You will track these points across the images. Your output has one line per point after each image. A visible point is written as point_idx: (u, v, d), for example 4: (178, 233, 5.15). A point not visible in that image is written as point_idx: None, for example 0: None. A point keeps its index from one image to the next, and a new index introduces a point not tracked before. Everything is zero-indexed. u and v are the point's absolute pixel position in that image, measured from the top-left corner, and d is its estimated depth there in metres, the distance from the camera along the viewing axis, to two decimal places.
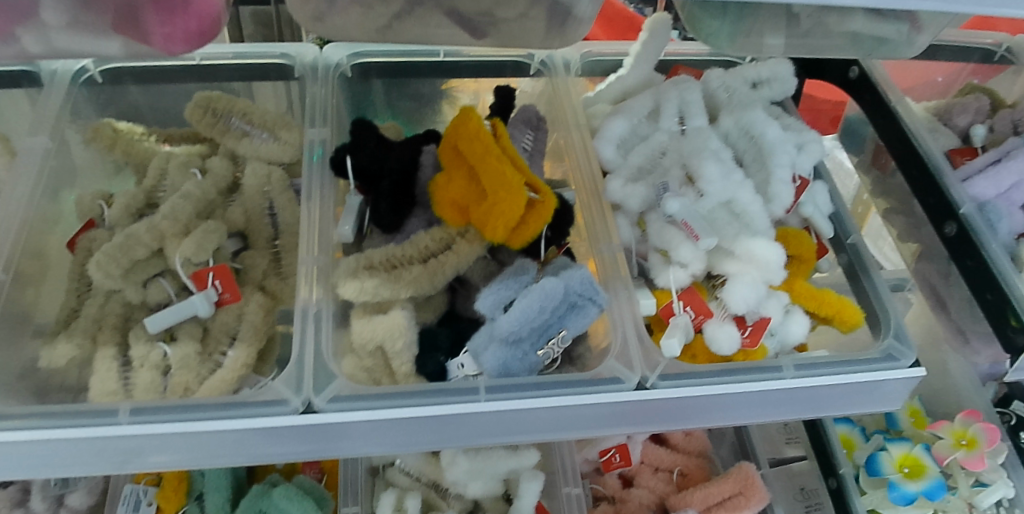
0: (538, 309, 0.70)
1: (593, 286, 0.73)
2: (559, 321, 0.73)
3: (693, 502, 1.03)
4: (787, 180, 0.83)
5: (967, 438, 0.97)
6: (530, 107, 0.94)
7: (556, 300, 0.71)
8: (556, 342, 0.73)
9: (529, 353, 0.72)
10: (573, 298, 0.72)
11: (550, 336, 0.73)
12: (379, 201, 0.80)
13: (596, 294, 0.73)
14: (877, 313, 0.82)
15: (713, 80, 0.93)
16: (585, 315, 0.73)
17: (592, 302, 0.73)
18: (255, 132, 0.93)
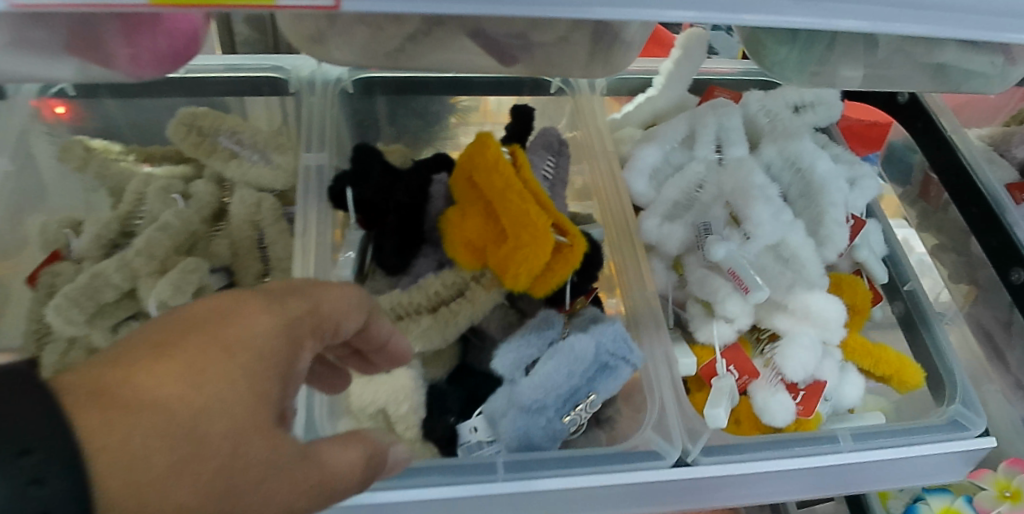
0: (564, 370, 0.62)
1: (628, 343, 0.64)
2: (589, 384, 0.63)
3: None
4: (842, 220, 0.74)
5: (1012, 489, 0.76)
6: (551, 129, 0.84)
7: (585, 361, 0.63)
8: (585, 408, 0.64)
9: (553, 421, 0.63)
10: (605, 358, 0.63)
11: (577, 401, 0.63)
12: (384, 241, 0.71)
13: (631, 352, 0.63)
14: (939, 373, 0.73)
15: (753, 103, 0.84)
16: (618, 377, 0.63)
17: (628, 361, 0.64)
18: (246, 153, 0.83)
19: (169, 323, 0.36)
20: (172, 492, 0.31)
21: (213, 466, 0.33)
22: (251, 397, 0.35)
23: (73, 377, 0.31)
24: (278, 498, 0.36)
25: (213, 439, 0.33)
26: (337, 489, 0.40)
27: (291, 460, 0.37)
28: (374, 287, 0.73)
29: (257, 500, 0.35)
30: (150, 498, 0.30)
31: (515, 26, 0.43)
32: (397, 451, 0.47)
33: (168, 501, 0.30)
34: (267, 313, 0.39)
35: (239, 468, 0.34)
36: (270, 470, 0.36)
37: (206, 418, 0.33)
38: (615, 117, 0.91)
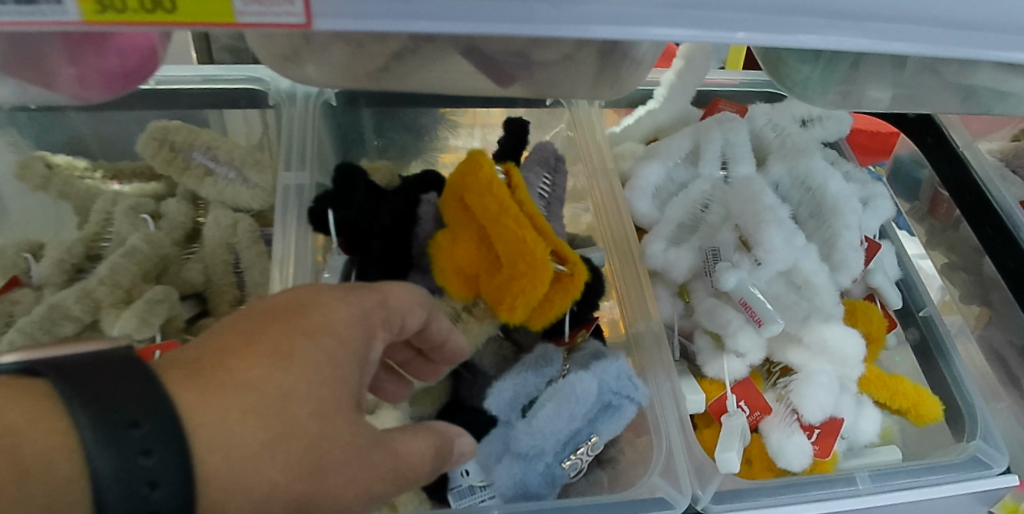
0: (564, 413, 0.57)
1: (633, 381, 0.59)
2: (591, 426, 0.59)
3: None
4: (856, 243, 0.69)
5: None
6: (547, 144, 0.77)
7: (587, 402, 0.58)
8: (586, 453, 0.59)
9: (552, 466, 0.58)
10: (608, 398, 0.59)
11: (578, 444, 0.59)
12: (368, 267, 0.66)
13: (636, 390, 0.59)
14: (957, 406, 0.68)
15: (759, 117, 0.80)
16: (622, 418, 0.59)
17: (632, 400, 0.59)
18: (221, 171, 0.78)
19: (257, 316, 0.41)
20: (259, 462, 0.35)
21: (293, 443, 0.37)
22: (325, 383, 0.39)
23: (178, 364, 0.37)
24: (351, 475, 0.40)
25: (294, 418, 0.37)
26: (405, 470, 0.43)
27: (362, 441, 0.41)
28: None
29: (335, 475, 0.39)
30: (243, 467, 0.35)
31: (515, 44, 0.39)
32: (462, 439, 0.49)
33: (256, 470, 0.35)
34: (341, 305, 0.43)
35: (316, 446, 0.38)
36: (345, 448, 0.40)
37: (288, 400, 0.37)
38: (615, 131, 0.87)
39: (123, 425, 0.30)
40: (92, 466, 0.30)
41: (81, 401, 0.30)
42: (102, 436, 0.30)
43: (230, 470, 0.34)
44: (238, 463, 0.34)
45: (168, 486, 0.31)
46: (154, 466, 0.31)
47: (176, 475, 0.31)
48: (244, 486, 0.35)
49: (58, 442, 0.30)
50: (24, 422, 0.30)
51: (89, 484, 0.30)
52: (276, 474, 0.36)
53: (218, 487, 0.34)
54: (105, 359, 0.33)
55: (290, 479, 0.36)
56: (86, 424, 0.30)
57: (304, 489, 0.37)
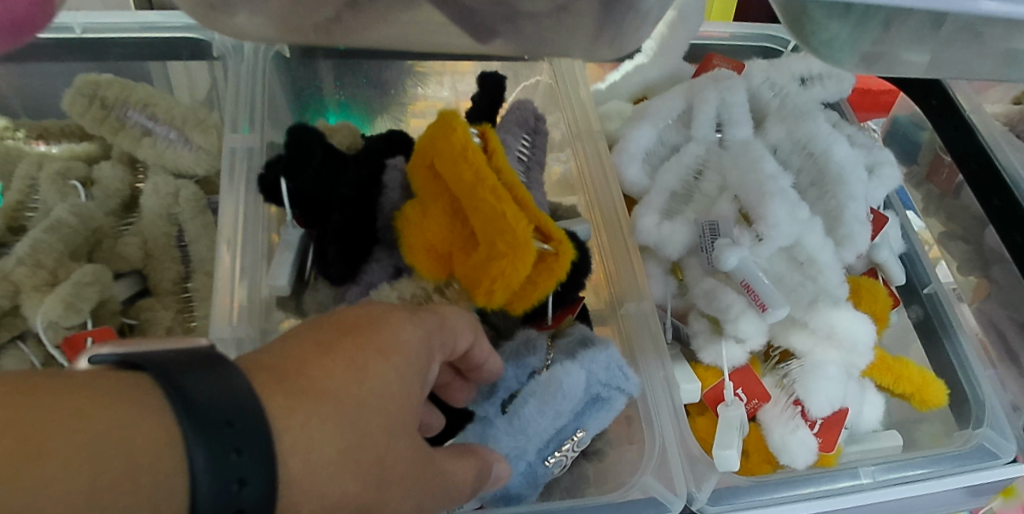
0: (551, 411, 0.52)
1: (624, 373, 0.54)
2: (577, 421, 0.54)
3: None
4: (863, 216, 0.64)
5: None
6: (528, 102, 0.69)
7: (575, 397, 0.53)
8: (571, 449, 0.55)
9: (535, 465, 0.54)
10: (597, 392, 0.54)
11: (563, 440, 0.54)
12: (327, 245, 0.58)
13: (627, 382, 0.54)
14: (964, 392, 0.65)
15: (756, 74, 0.72)
16: (612, 413, 0.54)
17: (622, 393, 0.54)
18: (160, 131, 0.68)
19: (326, 326, 0.37)
20: (337, 476, 0.32)
21: (366, 462, 0.33)
22: (398, 400, 0.37)
23: (256, 364, 0.33)
24: (410, 501, 0.36)
25: (370, 432, 0.34)
26: (451, 499, 0.40)
27: (424, 464, 0.38)
28: (313, 300, 0.61)
29: (397, 500, 0.35)
30: (322, 481, 0.31)
31: None
32: (496, 464, 0.47)
33: (331, 483, 0.31)
34: (409, 323, 0.40)
35: (384, 468, 0.35)
36: (409, 474, 0.36)
37: (365, 412, 0.34)
38: (600, 88, 0.80)
39: (217, 424, 0.27)
40: (186, 462, 0.26)
41: (171, 393, 0.27)
42: (195, 432, 0.26)
43: (309, 482, 0.30)
44: (318, 476, 0.31)
45: (255, 488, 0.27)
46: (250, 467, 0.27)
47: (262, 486, 0.27)
48: (319, 501, 0.31)
49: (151, 430, 0.26)
50: (104, 408, 0.25)
51: (180, 485, 0.25)
52: (351, 491, 0.32)
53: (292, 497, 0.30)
54: (192, 355, 0.29)
55: (359, 502, 0.33)
56: (182, 416, 0.26)
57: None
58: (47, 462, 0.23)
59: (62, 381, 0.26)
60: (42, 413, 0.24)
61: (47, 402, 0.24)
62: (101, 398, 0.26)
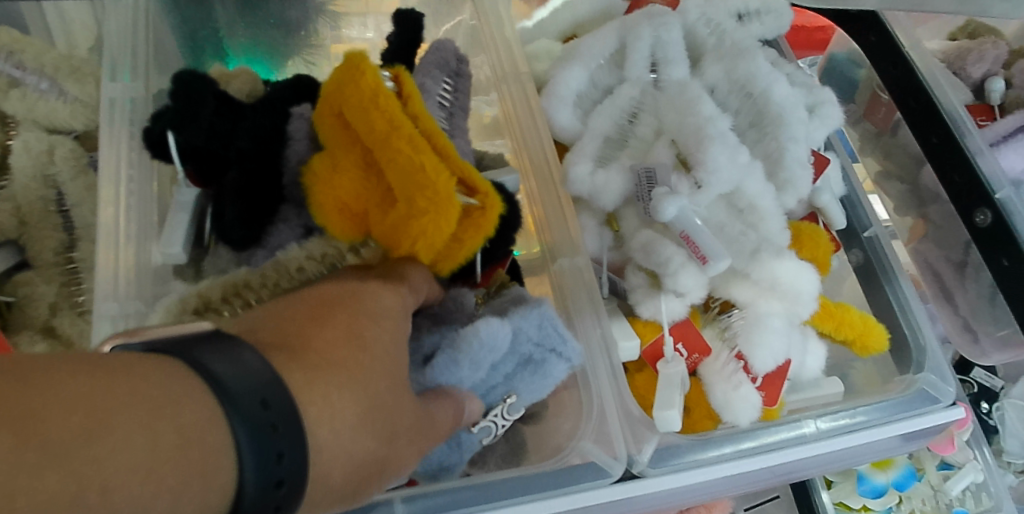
0: (477, 375, 0.48)
1: (575, 351, 0.51)
2: (506, 384, 0.51)
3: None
4: (804, 158, 0.61)
5: None
6: (446, 40, 0.62)
7: (505, 357, 0.50)
8: (501, 413, 0.51)
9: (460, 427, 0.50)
10: (528, 353, 0.51)
11: (490, 405, 0.51)
12: (225, 205, 0.53)
13: (570, 351, 0.50)
14: (903, 334, 0.64)
15: (691, 10, 0.67)
16: (550, 382, 0.51)
17: (566, 365, 0.51)
18: (30, 81, 0.59)
19: (303, 304, 0.35)
20: (360, 438, 0.31)
21: (381, 421, 0.33)
22: (397, 359, 0.36)
23: (259, 340, 0.31)
24: (416, 451, 0.36)
25: (381, 393, 0.33)
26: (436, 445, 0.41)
27: (422, 418, 0.37)
28: (214, 266, 0.54)
29: (405, 454, 0.35)
30: (346, 443, 0.31)
31: None
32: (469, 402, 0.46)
33: (352, 442, 0.31)
34: (390, 292, 0.39)
35: (394, 422, 0.34)
36: (413, 426, 0.36)
37: (373, 376, 0.33)
38: (527, 26, 0.74)
39: (250, 402, 0.26)
40: (232, 442, 0.25)
41: (207, 374, 0.26)
42: (232, 413, 0.25)
43: (335, 447, 0.30)
44: (343, 442, 0.30)
45: (293, 456, 0.27)
46: (291, 445, 0.27)
47: (301, 464, 0.27)
48: (344, 462, 0.31)
49: (197, 409, 0.25)
50: (148, 384, 0.24)
51: (226, 463, 0.25)
52: (370, 451, 0.32)
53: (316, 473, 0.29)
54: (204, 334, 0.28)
55: (376, 459, 0.33)
56: (222, 398, 0.25)
57: (380, 469, 0.33)
58: (106, 441, 0.22)
59: (97, 360, 0.25)
60: (91, 392, 0.23)
61: (92, 384, 0.23)
62: (142, 375, 0.25)
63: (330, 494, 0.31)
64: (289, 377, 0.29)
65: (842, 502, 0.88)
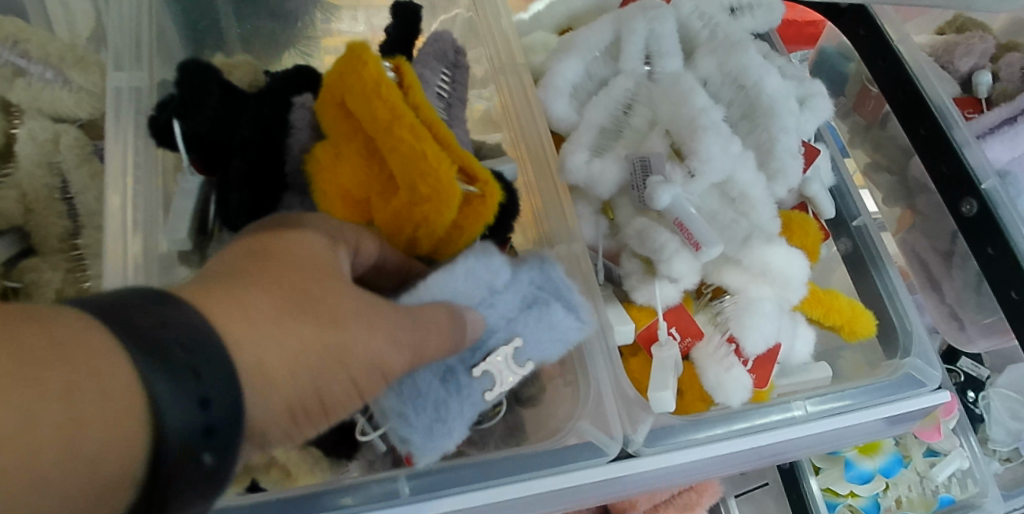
0: (474, 296, 0.46)
1: (579, 299, 0.50)
2: (509, 328, 0.48)
3: (640, 503, 0.82)
4: (794, 149, 0.63)
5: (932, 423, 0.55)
6: (445, 32, 0.64)
7: (507, 293, 0.48)
8: (506, 361, 0.48)
9: (460, 373, 0.47)
10: (531, 293, 0.49)
11: (492, 350, 0.48)
12: (229, 191, 0.54)
13: (572, 295, 0.50)
14: (891, 321, 0.66)
15: (685, 3, 0.68)
16: (557, 330, 0.49)
17: (575, 312, 0.50)
18: (35, 71, 0.60)
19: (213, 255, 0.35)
20: (293, 326, 0.31)
21: (318, 310, 0.32)
22: (319, 259, 0.35)
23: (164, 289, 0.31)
24: (385, 341, 0.35)
25: (299, 286, 0.32)
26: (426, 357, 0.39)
27: (382, 314, 0.36)
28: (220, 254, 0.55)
29: (365, 343, 0.34)
30: (270, 330, 0.30)
31: None
32: (471, 321, 0.44)
33: (278, 330, 0.30)
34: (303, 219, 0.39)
35: (328, 309, 0.33)
36: (360, 311, 0.34)
37: (282, 272, 0.32)
38: (523, 19, 0.75)
39: (169, 351, 0.26)
40: (150, 392, 0.25)
41: (122, 327, 0.25)
42: (161, 368, 0.25)
43: (263, 338, 0.29)
44: (272, 335, 0.30)
45: (218, 397, 0.27)
46: (221, 399, 0.27)
47: (227, 399, 0.27)
48: (280, 352, 0.30)
49: (108, 360, 0.24)
50: (54, 337, 0.24)
51: (144, 412, 0.25)
52: (314, 340, 0.31)
53: (259, 384, 0.29)
54: (145, 292, 0.27)
55: (324, 343, 0.32)
56: (136, 349, 0.25)
57: (335, 356, 0.32)
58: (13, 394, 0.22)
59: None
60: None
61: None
62: (43, 331, 0.24)
63: (284, 402, 0.30)
64: (194, 296, 0.29)
65: (829, 488, 0.90)
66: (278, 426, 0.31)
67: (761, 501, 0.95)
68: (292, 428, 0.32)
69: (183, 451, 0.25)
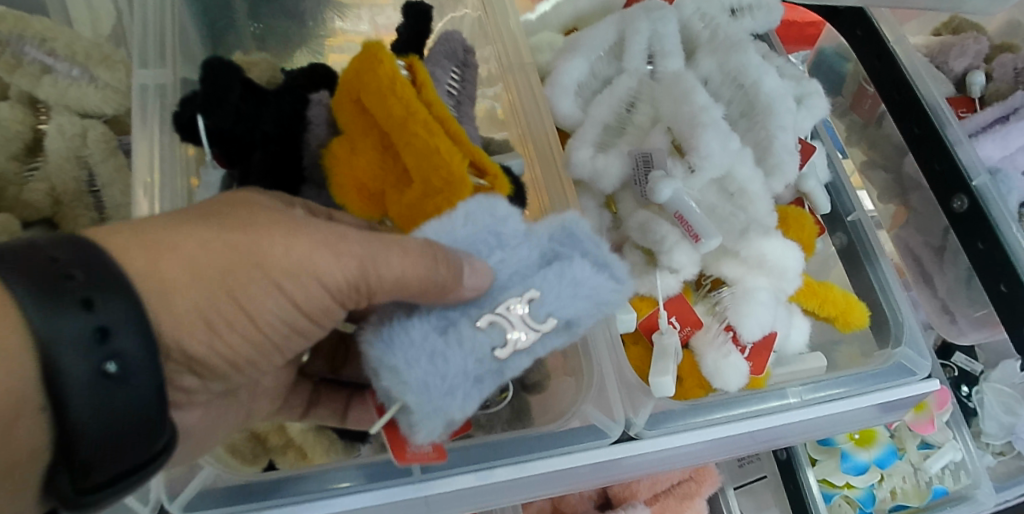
0: (478, 245, 0.42)
1: (612, 258, 0.43)
2: (521, 280, 0.41)
3: (641, 492, 0.84)
4: (790, 146, 0.65)
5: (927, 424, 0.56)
6: (456, 32, 0.66)
7: (520, 244, 0.42)
8: (518, 314, 0.40)
9: (462, 325, 0.40)
10: (550, 247, 0.42)
11: (502, 301, 0.41)
12: (251, 183, 0.56)
13: (600, 250, 0.43)
14: (884, 312, 0.68)
15: (687, 5, 0.71)
16: (584, 287, 0.41)
17: (608, 272, 0.42)
18: (62, 68, 0.62)
19: None
20: (192, 232, 0.34)
21: (224, 221, 0.35)
22: (254, 198, 0.39)
23: None
24: (310, 247, 0.37)
25: (214, 210, 0.36)
26: (408, 289, 0.38)
27: (315, 228, 0.38)
28: None
29: (283, 249, 0.36)
30: (169, 237, 0.33)
31: None
32: (470, 267, 0.39)
33: (178, 237, 0.33)
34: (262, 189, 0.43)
35: (242, 224, 0.36)
36: (282, 224, 0.37)
37: (200, 208, 0.36)
38: (530, 19, 0.77)
39: (57, 278, 0.29)
40: (31, 320, 0.28)
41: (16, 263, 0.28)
42: (56, 313, 0.28)
43: (155, 242, 0.33)
44: (168, 242, 0.33)
45: (110, 317, 0.29)
46: (125, 337, 0.30)
47: (121, 317, 0.30)
48: (177, 256, 0.33)
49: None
50: None
51: (27, 336, 0.28)
52: (217, 246, 0.34)
53: (160, 289, 0.32)
54: (59, 236, 0.31)
55: (230, 247, 0.35)
56: (20, 279, 0.28)
57: (244, 258, 0.35)
58: None
59: None
60: None
61: None
62: None
63: (191, 305, 0.34)
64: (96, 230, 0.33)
65: (826, 479, 0.92)
66: (192, 329, 0.34)
67: (760, 494, 0.97)
68: (213, 332, 0.35)
69: (86, 385, 0.28)
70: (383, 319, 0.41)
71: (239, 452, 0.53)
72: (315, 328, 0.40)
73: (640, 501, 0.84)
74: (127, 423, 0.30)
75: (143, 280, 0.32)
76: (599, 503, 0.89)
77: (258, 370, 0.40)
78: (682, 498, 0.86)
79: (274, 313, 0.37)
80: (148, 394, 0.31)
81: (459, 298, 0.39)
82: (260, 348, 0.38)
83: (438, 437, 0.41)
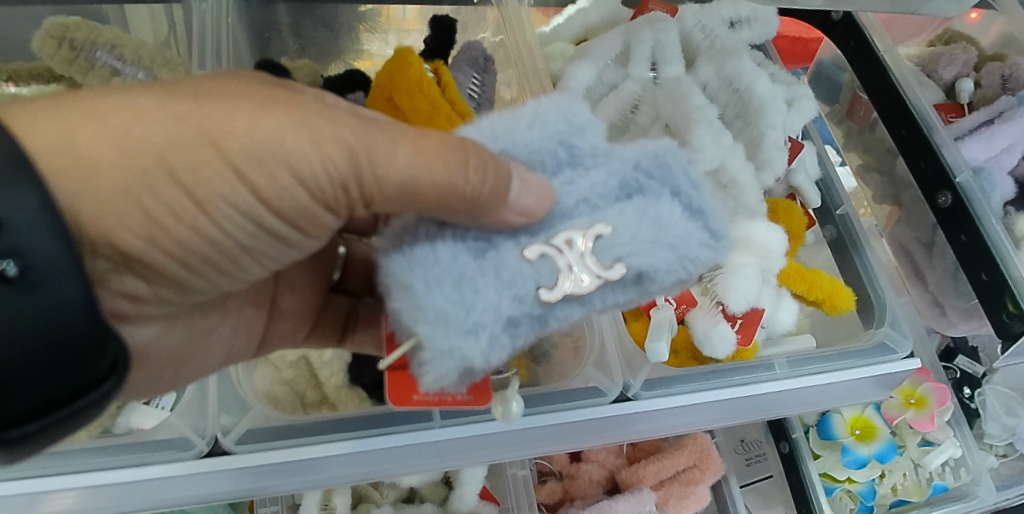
0: (545, 163, 0.42)
1: (708, 207, 0.43)
2: (591, 212, 0.41)
3: (646, 478, 0.89)
4: (780, 143, 0.71)
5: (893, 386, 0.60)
6: (477, 42, 0.74)
7: (596, 166, 0.42)
8: (580, 253, 0.40)
9: (504, 251, 0.40)
10: (633, 178, 0.42)
11: (568, 235, 0.40)
12: None
13: (696, 194, 0.43)
14: (869, 297, 0.74)
15: (689, 18, 0.77)
16: (667, 233, 0.41)
17: (702, 222, 0.42)
18: (129, 71, 0.71)
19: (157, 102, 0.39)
20: (128, 100, 0.33)
21: (176, 90, 0.34)
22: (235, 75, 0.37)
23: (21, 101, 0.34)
24: (281, 125, 0.35)
25: (172, 90, 0.34)
26: (414, 190, 0.38)
27: (305, 110, 0.36)
28: None
29: (245, 125, 0.34)
30: (98, 106, 0.32)
31: None
32: (522, 184, 0.39)
33: (101, 105, 0.32)
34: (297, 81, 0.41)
35: (195, 100, 0.34)
36: (256, 102, 0.35)
37: (177, 84, 0.35)
38: (544, 31, 0.85)
39: None
40: None
41: None
42: None
43: (82, 113, 0.32)
44: (97, 110, 0.32)
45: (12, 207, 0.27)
46: (30, 238, 0.28)
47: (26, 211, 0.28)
48: (107, 127, 0.32)
49: None
50: None
51: None
52: (164, 118, 0.33)
53: (78, 166, 0.31)
54: None
55: (177, 119, 0.33)
56: None
57: (196, 134, 0.33)
58: None
59: None
60: None
61: None
62: None
63: (119, 186, 0.33)
64: (17, 111, 0.31)
65: (828, 473, 0.94)
66: (127, 219, 0.34)
67: (765, 493, 0.99)
68: (151, 221, 0.34)
69: None
70: (399, 238, 0.41)
71: (280, 401, 0.61)
72: (289, 229, 0.40)
73: (645, 485, 0.88)
74: (45, 334, 0.29)
75: (57, 152, 0.31)
76: (608, 490, 0.93)
77: (220, 272, 0.41)
78: (685, 485, 0.88)
79: (235, 205, 0.36)
80: (67, 305, 0.29)
81: (501, 220, 0.39)
82: (217, 247, 0.38)
83: (449, 382, 0.40)
